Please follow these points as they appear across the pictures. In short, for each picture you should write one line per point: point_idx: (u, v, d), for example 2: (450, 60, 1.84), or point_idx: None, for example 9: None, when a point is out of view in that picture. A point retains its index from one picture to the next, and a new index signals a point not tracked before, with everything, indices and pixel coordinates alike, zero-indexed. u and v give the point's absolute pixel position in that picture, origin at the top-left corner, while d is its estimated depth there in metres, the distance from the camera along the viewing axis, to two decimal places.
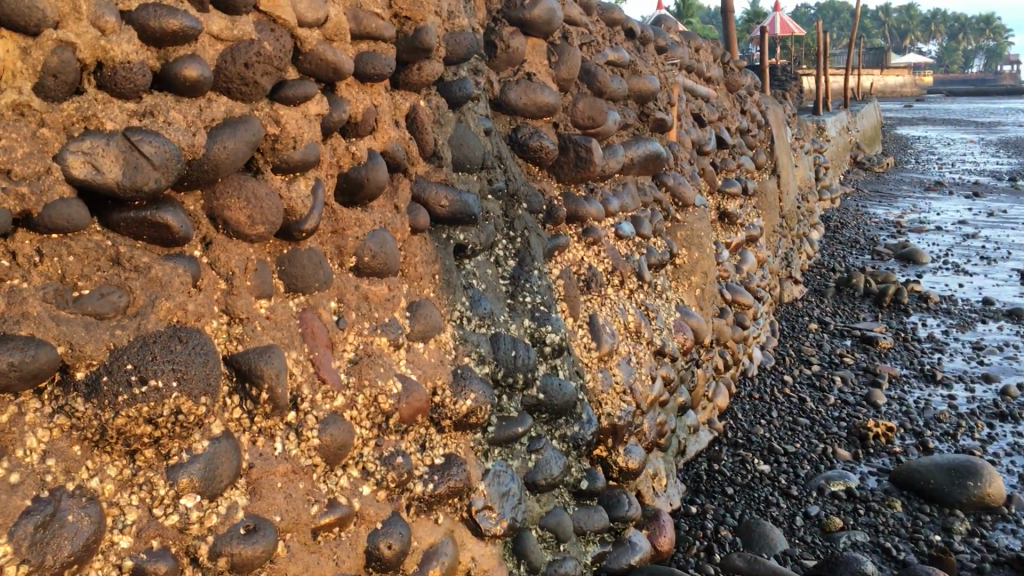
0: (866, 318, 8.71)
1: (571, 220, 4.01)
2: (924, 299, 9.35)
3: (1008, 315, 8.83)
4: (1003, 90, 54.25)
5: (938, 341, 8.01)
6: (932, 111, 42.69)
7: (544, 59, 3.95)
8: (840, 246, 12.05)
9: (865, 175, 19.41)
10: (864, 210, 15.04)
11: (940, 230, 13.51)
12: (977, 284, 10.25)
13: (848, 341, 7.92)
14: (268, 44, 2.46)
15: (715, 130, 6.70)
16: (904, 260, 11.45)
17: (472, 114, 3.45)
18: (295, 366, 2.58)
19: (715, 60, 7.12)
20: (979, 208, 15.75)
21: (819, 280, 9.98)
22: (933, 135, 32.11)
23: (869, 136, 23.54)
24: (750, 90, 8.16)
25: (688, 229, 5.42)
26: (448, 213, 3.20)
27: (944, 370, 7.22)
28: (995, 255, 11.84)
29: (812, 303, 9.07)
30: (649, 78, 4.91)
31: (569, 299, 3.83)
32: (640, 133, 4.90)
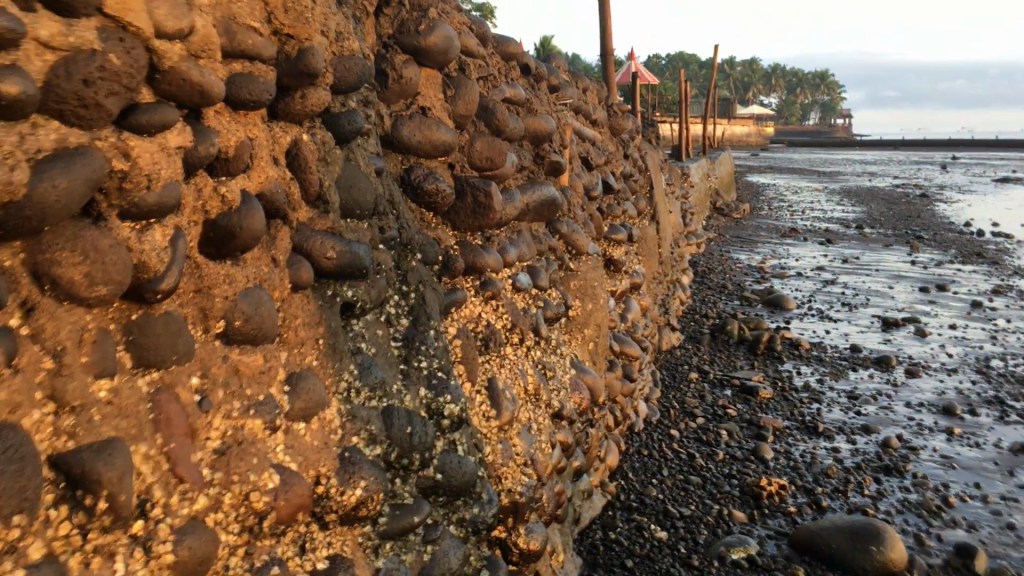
0: (743, 366, 8.63)
1: (468, 272, 3.59)
2: (796, 346, 9.38)
3: (876, 362, 8.92)
4: (840, 142, 57.67)
5: (814, 390, 7.96)
6: (777, 160, 44.80)
7: (439, 92, 3.55)
8: (709, 291, 12.09)
9: (724, 220, 19.88)
10: (728, 255, 15.27)
11: (801, 276, 13.82)
12: (843, 330, 10.41)
13: (729, 391, 7.78)
14: (116, 57, 1.96)
15: (601, 174, 6.45)
16: (771, 306, 11.57)
17: (362, 150, 2.99)
18: (144, 464, 2.04)
19: (599, 102, 6.91)
20: (834, 254, 16.30)
21: (694, 327, 9.90)
22: (781, 183, 33.57)
23: (725, 182, 24.24)
24: (631, 134, 8.01)
25: (582, 279, 5.09)
26: (335, 267, 2.73)
27: (824, 421, 7.08)
28: (855, 301, 12.15)
29: (690, 350, 8.94)
30: (545, 118, 4.59)
31: (466, 361, 3.40)
32: (535, 176, 4.55)
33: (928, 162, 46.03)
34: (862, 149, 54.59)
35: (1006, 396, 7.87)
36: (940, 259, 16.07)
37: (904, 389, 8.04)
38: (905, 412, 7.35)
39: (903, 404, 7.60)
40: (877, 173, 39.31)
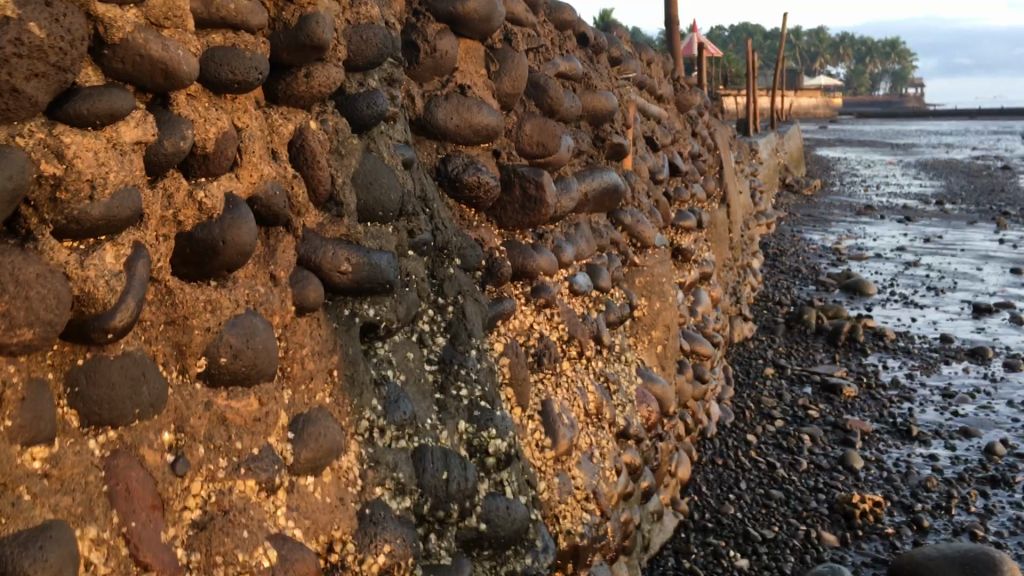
0: (823, 360, 7.99)
1: (517, 277, 3.09)
2: (880, 336, 8.69)
3: (970, 355, 8.24)
4: (911, 113, 55.61)
5: (904, 387, 7.30)
6: (847, 133, 43.25)
7: (482, 68, 3.04)
8: (782, 276, 11.40)
9: (794, 198, 19.03)
10: (800, 235, 14.50)
11: (880, 258, 13.02)
12: (929, 318, 9.67)
13: (809, 388, 7.16)
14: (39, 26, 1.49)
15: (668, 155, 5.89)
16: (849, 291, 10.85)
17: (386, 139, 2.51)
18: (93, 552, 1.59)
19: (666, 76, 6.32)
20: (914, 233, 15.40)
21: (768, 315, 9.26)
22: (853, 157, 32.29)
23: (795, 158, 23.28)
24: (700, 111, 7.40)
25: (648, 275, 4.56)
26: (353, 282, 2.24)
27: (918, 424, 6.48)
28: (940, 285, 11.35)
29: (764, 342, 8.32)
30: (607, 95, 4.05)
31: (516, 383, 2.91)
32: (595, 161, 4.03)
33: (1007, 132, 44.04)
34: (936, 119, 52.56)
35: None
36: None
37: (1004, 386, 7.37)
38: (1009, 413, 6.75)
39: (1003, 403, 6.92)
40: (952, 145, 37.73)
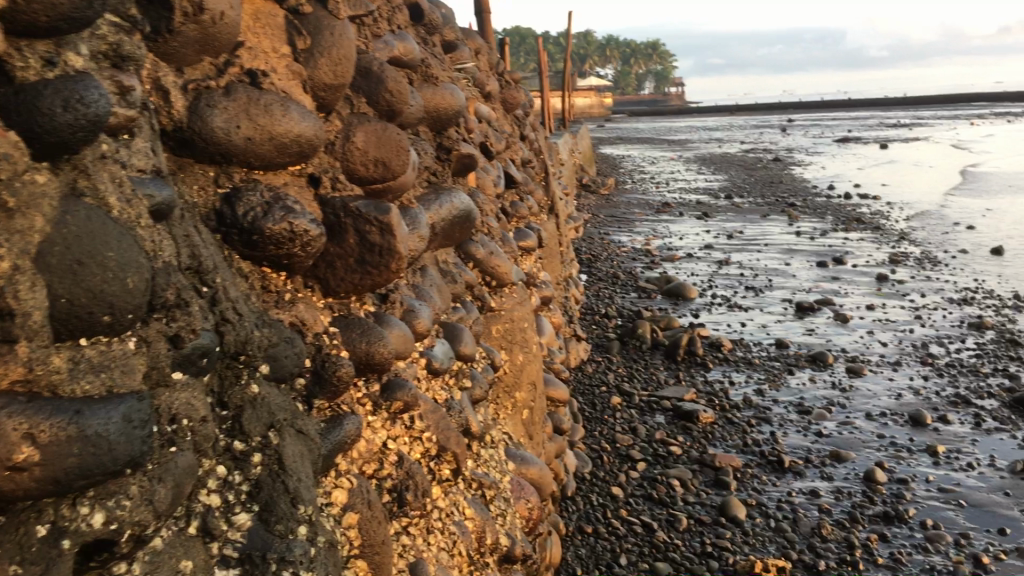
0: (666, 379, 7.32)
1: (361, 372, 1.97)
2: (717, 347, 8.15)
3: (811, 361, 7.87)
4: (681, 110, 58.03)
5: (758, 405, 6.73)
6: (624, 130, 44.33)
7: (285, 44, 1.89)
8: (601, 284, 10.77)
9: (594, 198, 18.73)
10: (608, 237, 14.04)
11: (691, 257, 12.74)
12: (757, 321, 9.29)
13: (662, 417, 6.42)
14: None
15: (503, 165, 4.93)
16: (672, 296, 10.35)
17: (112, 171, 1.35)
18: None
19: (492, 70, 5.36)
20: (716, 229, 15.38)
21: (598, 331, 8.52)
22: (638, 153, 32.87)
23: (588, 157, 23.12)
24: (524, 111, 6.51)
25: (506, 321, 3.55)
26: (45, 482, 1.11)
27: (786, 451, 5.86)
28: (757, 283, 11.12)
29: (602, 364, 7.54)
30: (451, 90, 2.99)
31: (373, 553, 1.79)
32: (438, 180, 2.96)
33: (767, 125, 46.84)
34: (703, 114, 55.18)
35: (966, 394, 6.97)
36: (822, 228, 15.44)
37: (856, 396, 6.96)
38: (871, 429, 6.26)
39: (862, 418, 6.47)
40: (724, 139, 39.38)
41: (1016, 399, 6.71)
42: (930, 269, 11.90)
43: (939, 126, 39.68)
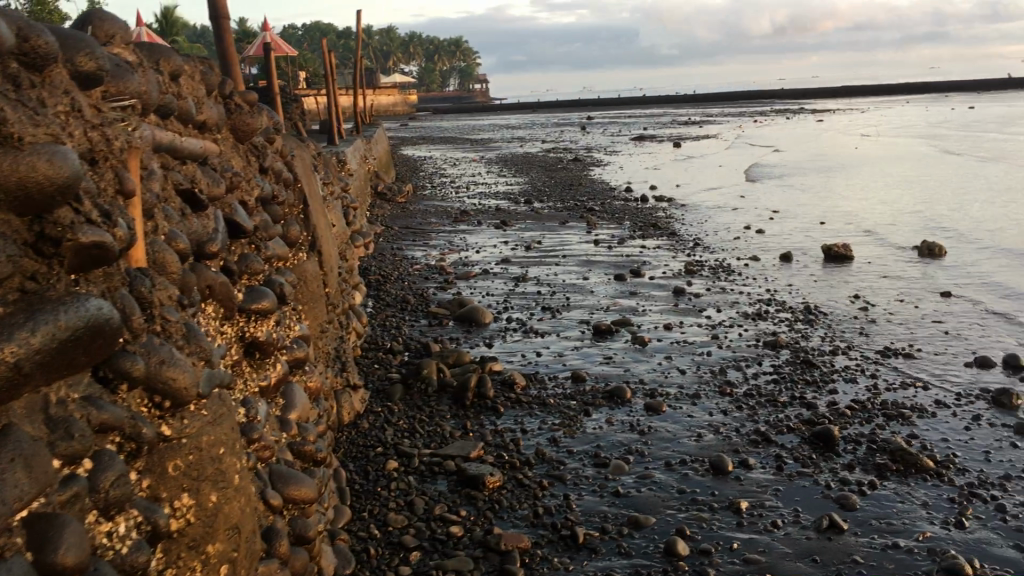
0: (453, 430, 6.55)
1: None
2: (510, 386, 7.46)
3: (608, 398, 7.31)
4: (481, 109, 57.80)
5: (552, 459, 6.07)
6: (427, 129, 43.45)
7: None
8: (388, 312, 9.89)
9: (389, 208, 17.78)
10: (401, 254, 13.19)
11: (487, 274, 12.10)
12: (553, 349, 8.70)
13: (443, 484, 5.62)
14: None
15: (220, 214, 3.97)
16: (464, 322, 9.61)
17: None
18: None
19: (211, 92, 4.37)
20: (514, 239, 14.85)
21: (379, 374, 7.65)
22: (440, 155, 32.13)
23: (384, 163, 22.15)
24: (271, 135, 5.53)
25: (188, 454, 2.61)
26: None
27: (580, 520, 5.19)
28: (554, 302, 10.58)
29: (380, 417, 6.67)
30: (55, 153, 2.12)
31: None
32: (42, 282, 2.08)
33: (568, 123, 47.34)
34: (505, 112, 55.15)
35: (767, 429, 6.57)
36: (620, 235, 15.21)
37: (654, 440, 6.42)
38: (672, 483, 5.72)
39: (661, 469, 5.93)
40: (526, 138, 39.29)
41: (815, 434, 6.34)
42: (723, 279, 11.77)
43: (728, 124, 41.30)
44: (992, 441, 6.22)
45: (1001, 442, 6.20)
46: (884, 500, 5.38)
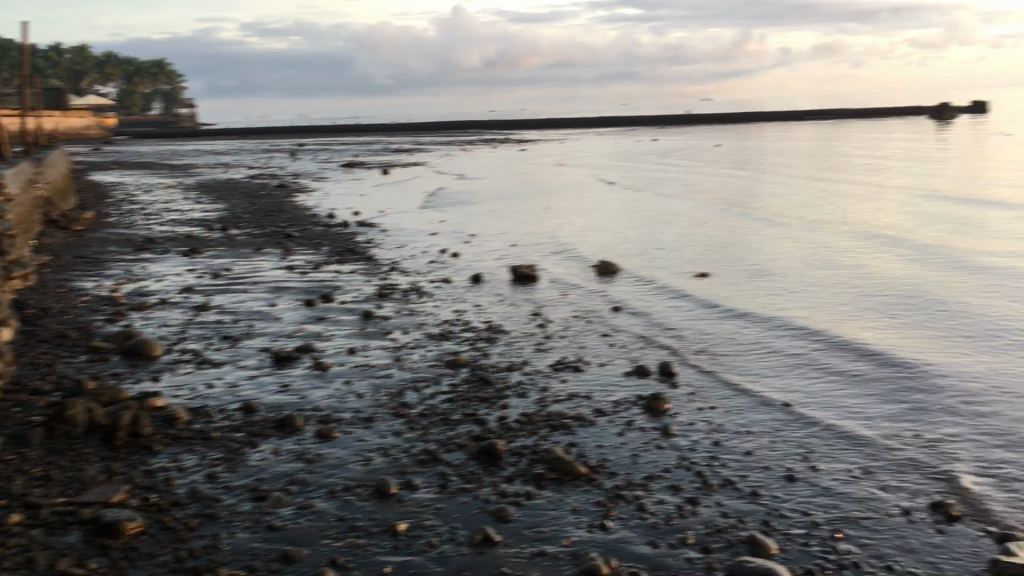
0: (96, 475, 5.95)
1: None
2: (171, 422, 6.93)
3: (278, 427, 6.99)
4: (184, 134, 55.02)
5: (207, 496, 5.67)
6: (120, 154, 40.61)
7: None
8: (41, 348, 8.93)
9: (61, 237, 16.28)
10: (67, 285, 12.05)
11: (166, 303, 11.32)
12: (226, 380, 8.24)
13: (74, 536, 5.05)
14: None
15: None
16: (130, 356, 8.88)
17: None
18: None
19: None
20: (201, 266, 14.08)
21: (17, 419, 6.83)
22: (132, 180, 30.10)
23: (61, 188, 20.33)
24: None
25: None
26: None
27: (227, 560, 4.86)
28: (235, 331, 10.07)
29: (9, 467, 5.93)
30: None
31: None
32: None
33: (277, 149, 46.21)
34: (210, 138, 52.91)
35: (436, 448, 6.56)
36: (315, 260, 14.88)
37: (320, 468, 6.20)
38: (333, 511, 5.53)
39: (323, 497, 5.72)
40: (230, 164, 37.82)
41: (481, 449, 6.41)
42: (413, 302, 11.80)
43: (435, 151, 42.18)
44: (641, 443, 6.62)
45: (648, 443, 6.62)
46: (538, 509, 5.52)
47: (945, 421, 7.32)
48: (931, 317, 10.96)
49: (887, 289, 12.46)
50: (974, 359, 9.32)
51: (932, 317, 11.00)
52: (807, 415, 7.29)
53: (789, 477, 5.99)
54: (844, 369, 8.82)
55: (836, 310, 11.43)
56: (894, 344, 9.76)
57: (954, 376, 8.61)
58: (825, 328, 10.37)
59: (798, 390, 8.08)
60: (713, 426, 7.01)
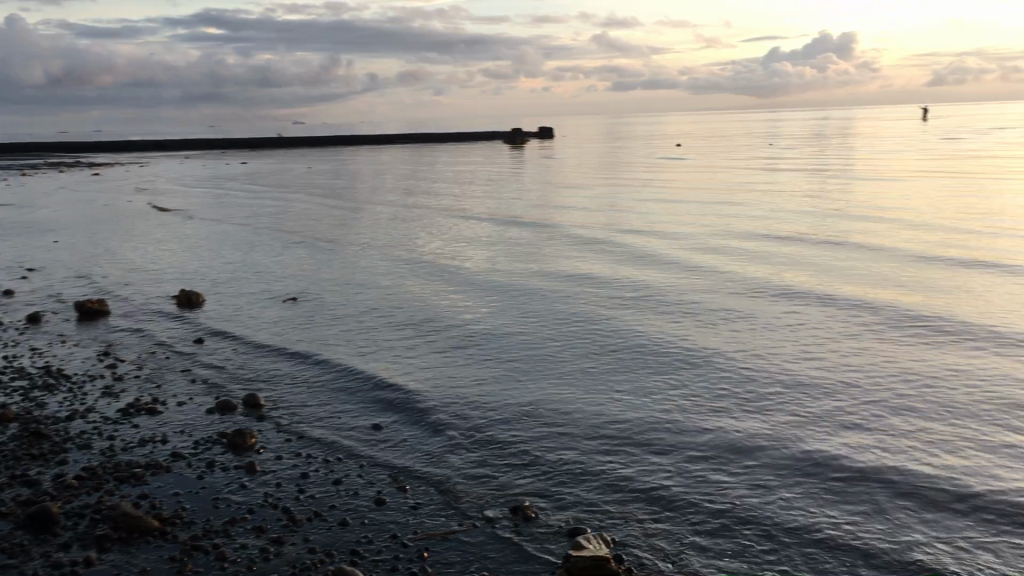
0: None
1: None
2: None
3: None
4: None
5: None
6: None
7: None
8: None
9: None
10: None
11: None
12: None
13: None
14: None
15: None
16: None
17: None
18: None
19: None
20: None
21: None
22: None
23: None
24: None
25: None
26: None
27: None
28: None
29: None
30: None
31: None
32: None
33: None
34: None
35: None
36: None
37: None
38: None
39: None
40: None
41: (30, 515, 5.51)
42: None
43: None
44: (223, 485, 6.14)
45: (230, 484, 6.16)
46: None
47: (523, 422, 7.73)
48: (510, 322, 11.63)
49: (462, 300, 13.02)
50: (545, 356, 10.00)
51: (509, 321, 11.64)
52: (383, 436, 7.27)
53: (374, 503, 5.88)
54: (424, 378, 8.98)
55: (424, 323, 11.71)
56: (477, 351, 10.19)
57: (523, 376, 9.13)
58: (414, 343, 10.56)
59: (372, 409, 8.03)
60: (297, 459, 6.72)
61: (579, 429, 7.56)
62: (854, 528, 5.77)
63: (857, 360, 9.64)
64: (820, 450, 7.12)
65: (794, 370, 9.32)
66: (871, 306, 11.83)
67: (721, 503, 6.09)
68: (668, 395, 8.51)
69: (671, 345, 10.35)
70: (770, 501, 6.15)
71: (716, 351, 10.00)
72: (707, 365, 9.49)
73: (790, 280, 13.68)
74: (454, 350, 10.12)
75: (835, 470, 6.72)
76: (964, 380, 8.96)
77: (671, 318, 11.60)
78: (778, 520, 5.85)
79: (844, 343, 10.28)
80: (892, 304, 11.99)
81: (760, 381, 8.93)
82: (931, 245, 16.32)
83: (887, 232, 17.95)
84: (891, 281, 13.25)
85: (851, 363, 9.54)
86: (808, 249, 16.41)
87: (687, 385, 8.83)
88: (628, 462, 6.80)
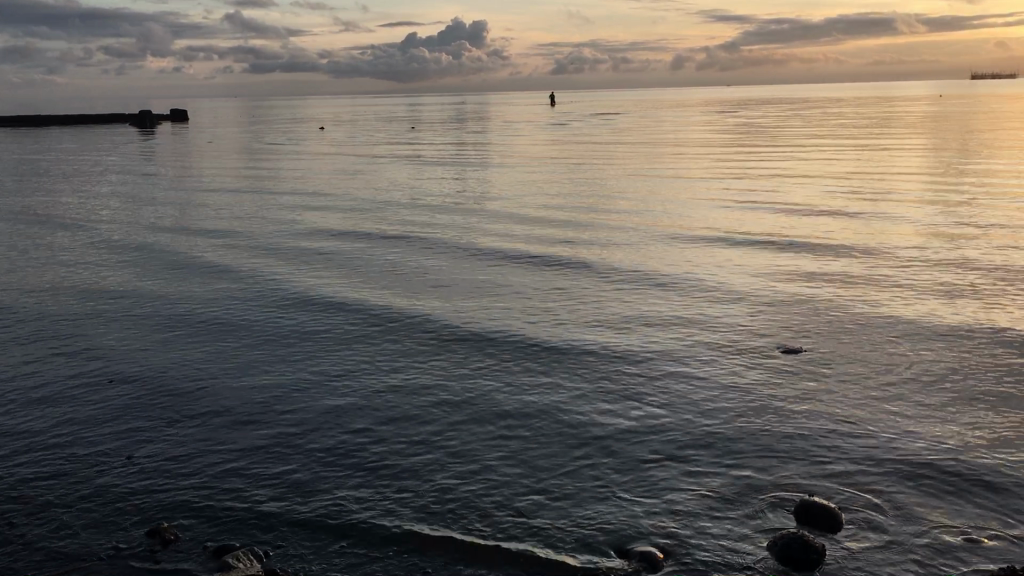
0: None
1: None
2: None
3: None
4: None
5: None
6: None
7: None
8: None
9: None
10: None
11: None
12: None
13: None
14: None
15: None
16: None
17: None
18: None
19: None
20: None
21: None
22: None
23: None
24: None
25: None
26: None
27: None
28: None
29: None
30: None
31: None
32: None
33: None
34: None
35: None
36: None
37: None
38: None
39: None
40: None
41: None
42: None
43: None
44: None
45: None
46: None
47: (158, 453, 7.34)
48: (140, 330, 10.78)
49: (83, 310, 11.79)
50: (181, 367, 9.43)
51: (137, 331, 10.76)
52: (19, 468, 7.01)
53: (12, 561, 5.69)
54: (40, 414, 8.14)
55: (39, 339, 10.52)
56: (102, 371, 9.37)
57: (157, 397, 8.58)
58: (26, 367, 9.46)
59: (4, 437, 7.64)
60: None
61: (228, 443, 7.50)
62: (489, 510, 6.24)
63: (491, 344, 10.01)
64: (466, 434, 7.59)
65: (435, 361, 9.49)
66: (504, 290, 12.35)
67: (366, 495, 6.49)
68: (325, 392, 8.66)
69: (314, 343, 10.14)
70: (415, 491, 6.56)
71: (357, 347, 9.94)
72: (355, 363, 9.43)
73: (424, 266, 13.91)
74: (73, 374, 9.23)
75: (475, 455, 7.17)
76: (584, 354, 9.67)
77: (313, 313, 11.35)
78: (423, 507, 6.27)
79: (474, 327, 10.62)
80: (518, 284, 12.56)
81: (405, 375, 9.04)
82: (554, 227, 17.33)
83: (514, 217, 18.75)
84: (517, 265, 13.86)
85: (483, 347, 9.87)
86: (439, 235, 16.75)
87: (331, 388, 8.74)
88: (278, 473, 6.90)
